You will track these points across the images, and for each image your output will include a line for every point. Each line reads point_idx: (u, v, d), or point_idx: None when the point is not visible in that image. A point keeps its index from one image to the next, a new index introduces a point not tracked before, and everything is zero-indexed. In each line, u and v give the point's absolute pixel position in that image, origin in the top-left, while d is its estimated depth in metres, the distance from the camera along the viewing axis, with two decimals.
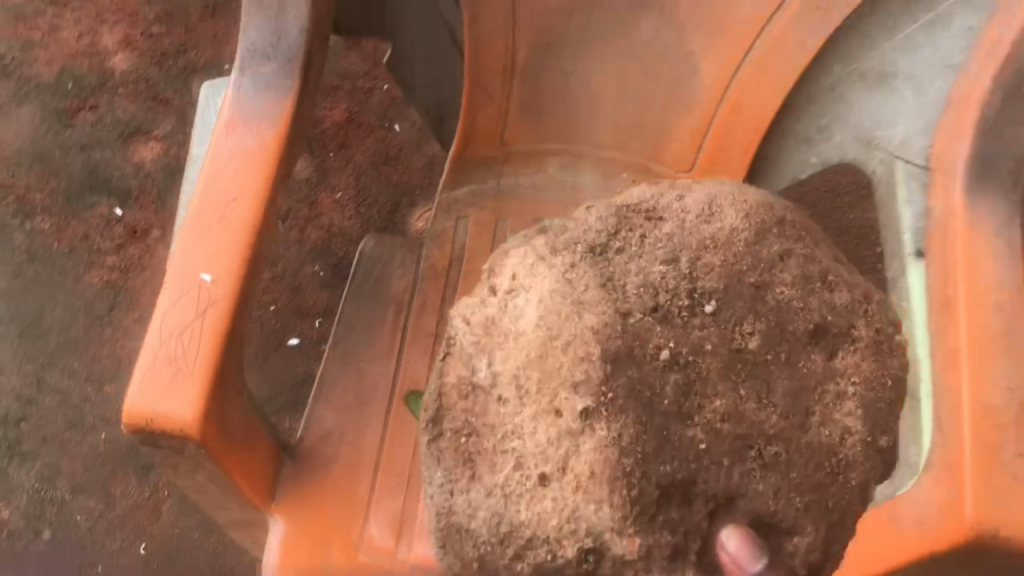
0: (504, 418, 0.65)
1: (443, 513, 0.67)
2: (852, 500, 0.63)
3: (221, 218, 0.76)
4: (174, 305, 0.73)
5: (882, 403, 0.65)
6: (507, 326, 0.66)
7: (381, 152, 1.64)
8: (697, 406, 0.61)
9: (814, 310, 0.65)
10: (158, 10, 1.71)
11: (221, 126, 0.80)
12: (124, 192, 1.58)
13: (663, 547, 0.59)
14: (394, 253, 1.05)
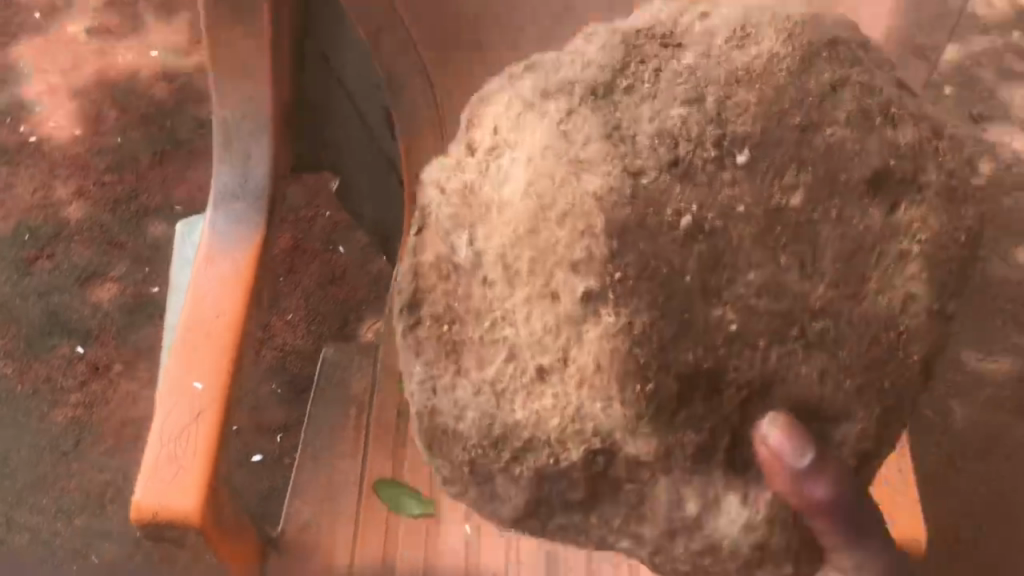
0: (493, 299, 0.60)
1: (425, 412, 0.62)
2: (912, 374, 0.59)
3: (208, 332, 0.88)
4: (170, 410, 0.83)
5: (953, 266, 0.59)
6: (489, 194, 0.61)
7: (327, 273, 1.76)
8: (730, 279, 0.56)
9: (873, 155, 0.58)
10: (108, 161, 1.83)
11: (202, 257, 0.93)
12: (85, 331, 1.66)
13: (687, 446, 0.56)
14: (352, 358, 1.19)
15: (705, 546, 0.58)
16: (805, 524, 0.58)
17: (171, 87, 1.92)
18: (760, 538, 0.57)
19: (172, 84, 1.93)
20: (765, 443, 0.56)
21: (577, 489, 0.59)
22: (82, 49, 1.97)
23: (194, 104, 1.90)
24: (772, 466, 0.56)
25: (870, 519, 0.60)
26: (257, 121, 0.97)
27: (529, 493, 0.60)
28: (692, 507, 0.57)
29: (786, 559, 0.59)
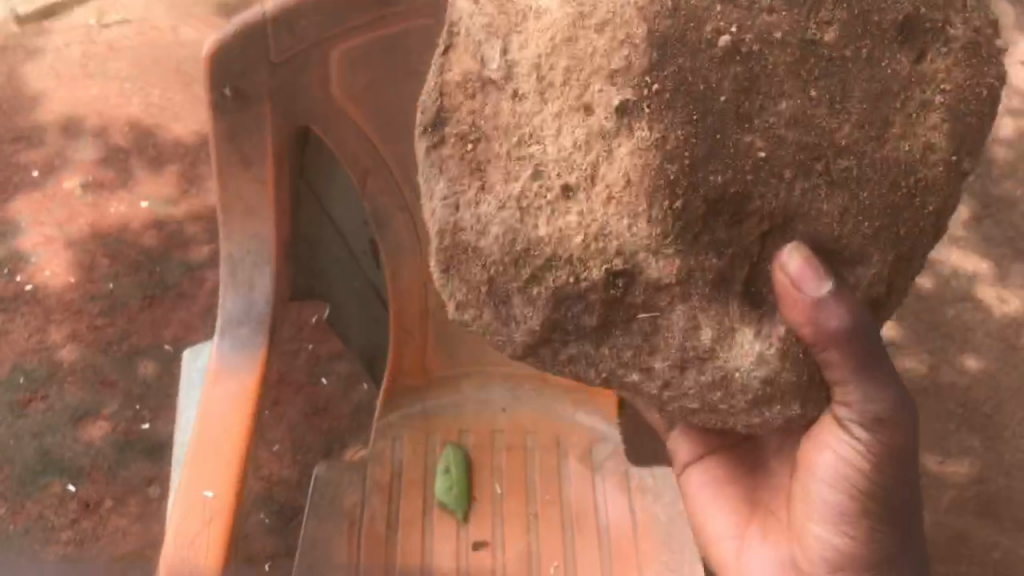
0: (522, 119, 0.85)
1: (447, 219, 0.89)
2: (925, 217, 0.80)
3: (214, 451, 1.08)
4: (184, 518, 1.03)
5: (972, 118, 0.79)
6: (525, 3, 0.85)
7: (311, 404, 1.81)
8: (768, 104, 0.77)
9: (904, 2, 0.78)
10: (100, 306, 1.89)
11: (211, 384, 1.15)
12: (76, 469, 1.71)
13: (710, 274, 0.80)
14: (342, 474, 1.31)
15: (714, 380, 0.83)
16: (818, 351, 0.79)
17: (160, 236, 2.00)
18: (770, 372, 0.81)
19: (161, 232, 2.01)
20: (784, 274, 0.78)
21: (590, 313, 0.85)
22: (75, 202, 2.04)
23: (182, 250, 1.99)
24: (790, 294, 0.78)
25: (872, 354, 0.79)
26: (261, 253, 1.24)
27: (545, 313, 0.86)
28: (706, 336, 0.82)
29: (793, 398, 0.82)
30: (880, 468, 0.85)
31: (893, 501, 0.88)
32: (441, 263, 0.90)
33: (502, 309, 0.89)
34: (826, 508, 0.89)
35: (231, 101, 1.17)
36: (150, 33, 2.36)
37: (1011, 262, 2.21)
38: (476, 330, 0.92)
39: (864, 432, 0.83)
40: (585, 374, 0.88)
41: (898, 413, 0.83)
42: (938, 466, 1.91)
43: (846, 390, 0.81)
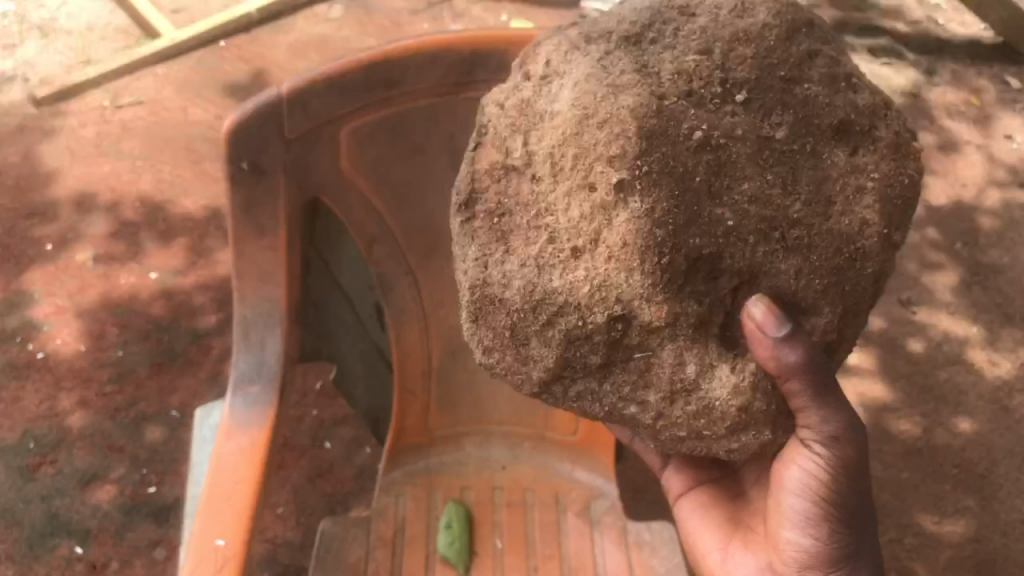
0: (539, 197, 0.95)
1: (475, 281, 0.96)
2: (864, 284, 0.93)
3: (229, 499, 1.13)
4: (195, 565, 1.07)
5: (898, 200, 0.94)
6: (542, 108, 0.95)
7: (315, 467, 1.82)
8: (734, 184, 0.89)
9: (838, 109, 0.93)
10: (109, 373, 1.94)
11: (223, 434, 1.20)
12: (83, 531, 1.74)
13: (692, 317, 0.90)
14: (347, 529, 1.33)
15: (698, 410, 0.91)
16: (782, 384, 0.89)
17: (168, 305, 2.06)
18: (744, 401, 0.90)
19: (169, 301, 2.07)
20: (750, 320, 0.88)
21: (596, 353, 0.93)
22: (87, 273, 2.10)
23: (190, 318, 2.04)
24: (757, 335, 0.88)
25: (827, 383, 0.89)
26: (271, 318, 1.30)
27: (559, 352, 0.94)
28: (691, 370, 0.91)
29: (764, 424, 0.92)
30: (837, 476, 0.95)
31: (851, 506, 0.99)
32: (470, 326, 0.98)
33: (521, 352, 0.96)
34: (795, 516, 1.00)
35: (248, 174, 1.25)
36: (161, 113, 2.46)
37: (1000, 327, 2.27)
38: (499, 373, 0.99)
39: (823, 447, 0.93)
40: (591, 408, 0.97)
41: (853, 430, 0.93)
42: (936, 525, 1.92)
43: (808, 415, 0.91)
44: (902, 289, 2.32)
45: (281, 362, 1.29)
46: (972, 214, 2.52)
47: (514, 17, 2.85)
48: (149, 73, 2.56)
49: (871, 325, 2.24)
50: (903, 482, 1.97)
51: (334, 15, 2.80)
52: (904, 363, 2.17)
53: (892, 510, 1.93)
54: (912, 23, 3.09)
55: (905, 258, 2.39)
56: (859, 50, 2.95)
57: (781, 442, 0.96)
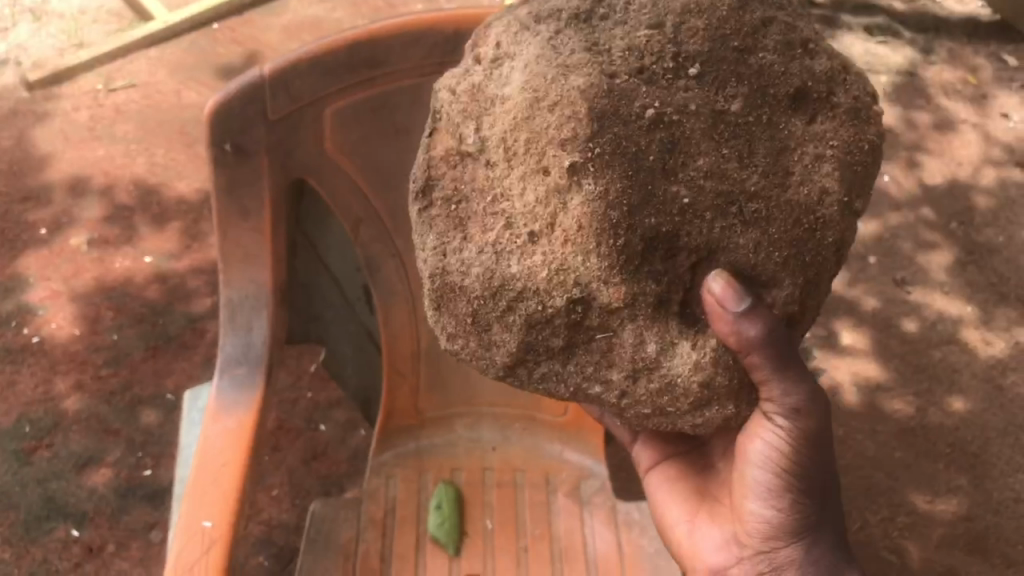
0: (494, 181, 0.97)
1: (436, 269, 0.99)
2: (827, 257, 0.94)
3: (215, 480, 1.14)
4: (183, 546, 1.08)
5: (858, 166, 0.94)
6: (492, 92, 0.97)
7: (310, 449, 1.82)
8: (689, 161, 0.91)
9: (794, 78, 0.93)
10: (104, 357, 1.95)
11: (210, 416, 1.21)
12: (79, 514, 1.75)
13: (650, 297, 0.93)
14: (338, 510, 1.35)
15: (660, 387, 0.95)
16: (743, 358, 0.91)
17: (163, 289, 2.06)
18: (706, 377, 0.93)
19: (164, 285, 2.07)
20: (711, 294, 0.90)
21: (557, 336, 0.96)
22: (81, 257, 2.10)
23: (185, 302, 2.05)
24: (717, 311, 0.90)
25: (787, 356, 0.91)
26: (257, 300, 1.30)
27: (521, 336, 0.97)
28: (651, 349, 0.94)
29: (728, 399, 0.95)
30: (798, 449, 0.97)
31: (813, 479, 1.00)
32: (436, 317, 1.02)
33: (485, 337, 0.99)
34: (758, 488, 1.01)
35: (231, 155, 1.26)
36: (155, 97, 2.45)
37: (995, 306, 2.27)
38: (465, 358, 1.02)
39: (784, 420, 0.95)
40: (556, 388, 1.00)
41: (814, 402, 0.95)
42: (928, 504, 1.93)
43: (769, 388, 0.93)
44: (896, 269, 2.32)
45: (268, 344, 1.29)
46: (968, 193, 2.51)
47: None
48: (142, 56, 2.55)
49: (866, 305, 2.24)
50: (896, 462, 1.98)
51: None
52: (897, 343, 2.18)
53: (884, 489, 1.94)
54: (910, 2, 3.07)
55: (899, 238, 2.38)
56: (855, 29, 2.93)
57: (743, 416, 0.98)
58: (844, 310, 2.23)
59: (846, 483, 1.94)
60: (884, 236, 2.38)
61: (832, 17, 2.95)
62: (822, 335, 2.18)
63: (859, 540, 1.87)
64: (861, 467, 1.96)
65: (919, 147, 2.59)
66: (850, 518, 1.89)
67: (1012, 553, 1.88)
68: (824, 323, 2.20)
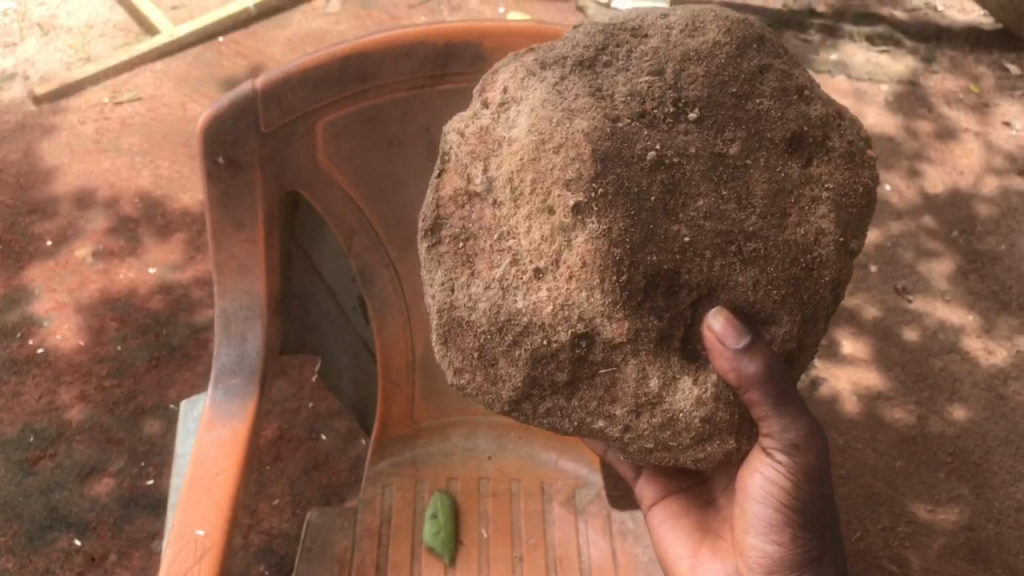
0: (501, 220, 0.98)
1: (445, 307, 1.00)
2: (824, 296, 0.96)
3: (209, 488, 1.15)
4: (176, 555, 1.09)
5: (853, 210, 0.97)
6: (500, 134, 0.99)
7: (311, 459, 1.83)
8: (690, 202, 0.93)
9: (791, 122, 0.96)
10: (108, 367, 1.97)
11: (204, 424, 1.22)
12: (82, 523, 1.77)
13: (652, 332, 0.93)
14: (333, 519, 1.37)
15: (663, 422, 0.95)
16: (743, 394, 0.91)
17: (167, 300, 2.08)
18: (707, 412, 0.94)
19: (168, 296, 2.09)
20: (711, 331, 0.91)
21: (562, 370, 0.97)
22: (87, 268, 2.13)
23: (188, 313, 2.07)
24: (717, 346, 0.90)
25: (787, 393, 0.91)
26: (252, 310, 1.33)
27: (526, 371, 0.98)
28: (654, 385, 0.94)
29: (728, 433, 0.95)
30: (798, 485, 0.97)
31: (813, 512, 1.01)
32: (444, 352, 1.02)
33: (491, 371, 1.00)
34: (759, 523, 1.02)
35: (224, 168, 1.28)
36: (160, 109, 2.48)
37: (996, 314, 2.27)
38: (471, 393, 1.03)
39: (783, 455, 0.96)
40: (560, 424, 1.01)
41: (813, 439, 0.95)
42: (929, 513, 1.93)
43: (768, 424, 0.93)
44: (897, 278, 2.32)
45: (263, 354, 1.32)
46: (970, 201, 2.51)
47: (512, 10, 2.85)
48: (147, 70, 2.58)
49: (867, 313, 2.24)
50: (896, 471, 1.98)
51: (331, 10, 2.81)
52: (898, 352, 2.18)
53: (884, 498, 1.94)
54: (911, 11, 3.07)
55: (901, 247, 2.38)
56: (857, 39, 2.94)
57: (744, 451, 0.98)
58: (845, 319, 2.23)
59: (846, 492, 1.94)
60: (885, 244, 2.38)
61: (834, 27, 2.96)
62: (822, 344, 2.18)
63: (860, 549, 1.87)
64: (861, 476, 1.97)
65: (921, 156, 2.60)
66: (850, 528, 1.89)
67: (1013, 562, 1.88)
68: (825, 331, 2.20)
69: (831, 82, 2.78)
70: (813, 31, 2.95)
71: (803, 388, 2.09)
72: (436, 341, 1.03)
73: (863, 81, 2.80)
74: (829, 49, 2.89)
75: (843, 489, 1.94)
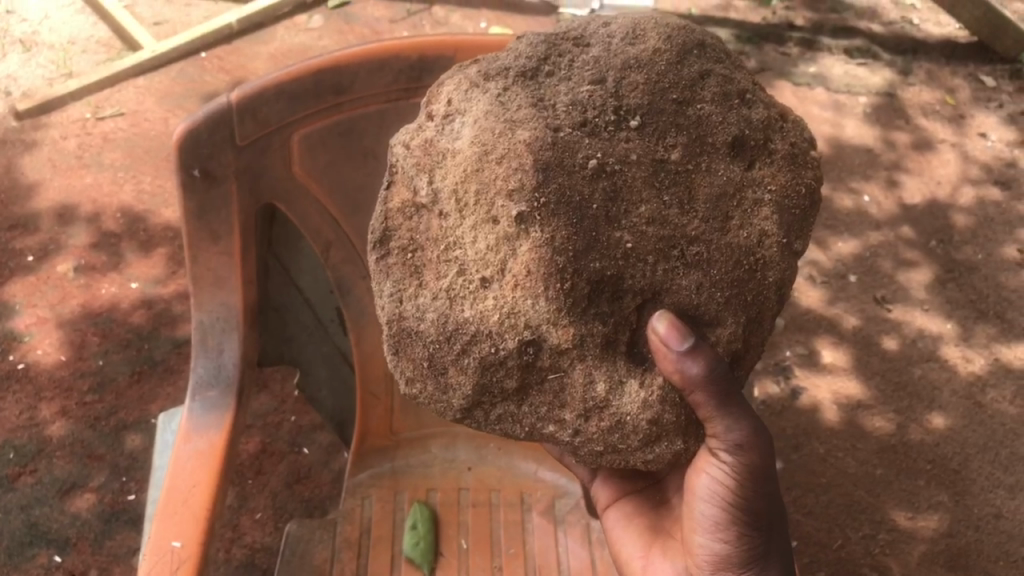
0: (447, 231, 1.00)
1: (394, 319, 1.02)
2: (769, 296, 0.98)
3: (184, 500, 1.16)
4: (151, 567, 1.09)
5: (797, 210, 0.99)
6: (443, 146, 1.00)
7: (293, 472, 1.83)
8: (633, 208, 0.94)
9: (732, 125, 0.98)
10: (89, 383, 1.97)
11: (180, 436, 1.23)
12: (62, 539, 1.76)
13: (597, 338, 0.95)
14: (313, 531, 1.37)
15: (611, 425, 0.97)
16: (687, 395, 0.93)
17: (149, 314, 2.08)
18: (654, 414, 0.96)
19: (149, 310, 2.09)
20: (655, 334, 0.93)
21: (511, 377, 0.98)
22: (68, 283, 2.13)
23: (170, 328, 2.06)
24: (661, 349, 0.92)
25: (731, 393, 0.93)
26: (228, 322, 1.34)
27: (475, 379, 0.99)
28: (601, 391, 0.96)
29: (676, 435, 0.97)
30: (744, 484, 0.99)
31: (761, 511, 1.02)
32: (395, 364, 1.03)
33: (440, 380, 1.01)
34: (706, 522, 1.03)
35: (199, 181, 1.30)
36: (143, 124, 2.47)
37: (974, 323, 2.30)
38: (424, 402, 1.04)
39: (729, 455, 0.97)
40: (512, 429, 1.02)
41: (758, 439, 0.96)
42: (909, 521, 1.94)
43: (713, 424, 0.95)
44: (877, 287, 2.34)
45: (238, 364, 1.33)
46: (948, 211, 2.53)
47: (493, 25, 2.88)
48: (129, 85, 2.57)
49: (847, 323, 2.26)
50: (877, 479, 1.99)
51: (314, 25, 2.83)
52: (878, 360, 2.19)
53: (865, 506, 1.95)
54: (888, 24, 3.10)
55: (880, 256, 2.40)
56: (835, 52, 2.97)
57: (692, 451, 1.00)
58: (826, 328, 2.24)
59: (828, 501, 1.95)
60: (864, 254, 2.40)
61: (812, 40, 2.99)
62: (802, 354, 2.19)
63: (841, 558, 1.88)
64: (842, 485, 1.98)
65: (898, 167, 2.63)
66: (832, 536, 1.91)
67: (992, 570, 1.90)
68: (806, 341, 2.22)
69: (810, 94, 2.81)
70: (792, 44, 2.98)
71: (783, 398, 2.10)
72: (388, 356, 1.04)
73: (841, 93, 2.83)
74: (808, 62, 2.92)
75: (825, 497, 1.95)
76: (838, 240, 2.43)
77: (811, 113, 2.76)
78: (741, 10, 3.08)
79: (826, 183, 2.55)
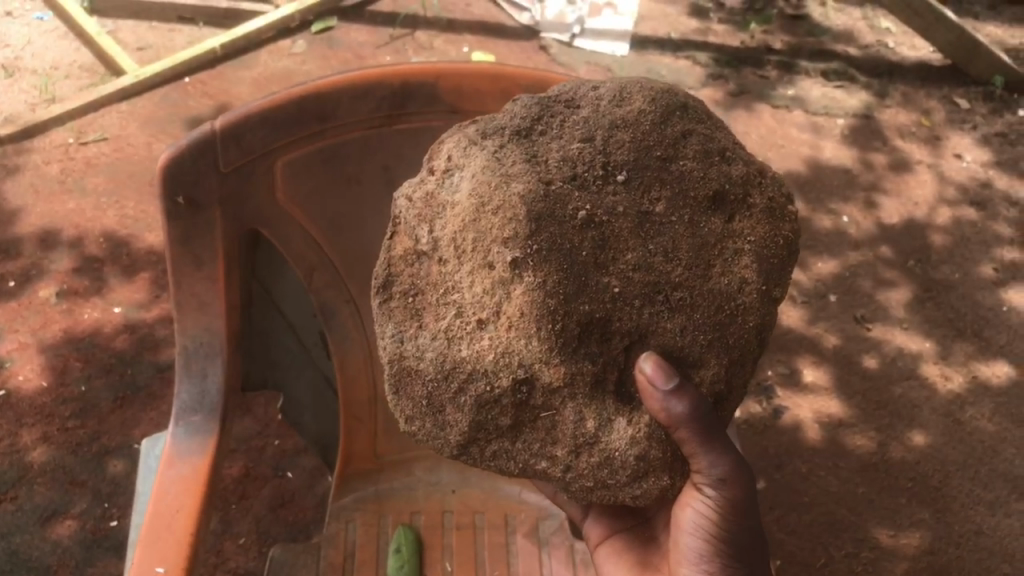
0: (445, 276, 1.02)
1: (395, 359, 1.03)
2: (749, 336, 0.99)
3: (167, 524, 1.16)
4: None
5: (775, 260, 1.00)
6: (443, 197, 1.02)
7: (277, 497, 1.83)
8: (620, 255, 0.97)
9: (713, 181, 1.00)
10: (71, 408, 1.96)
11: (163, 460, 1.24)
12: (43, 566, 1.75)
13: (588, 376, 0.97)
14: (297, 556, 1.37)
15: (601, 460, 0.98)
16: (673, 432, 0.95)
17: (132, 339, 2.08)
18: (642, 448, 0.97)
19: (132, 335, 2.09)
20: (641, 373, 0.94)
21: (505, 415, 1.00)
22: (50, 308, 2.12)
23: (153, 353, 2.06)
24: (647, 388, 0.93)
25: (715, 431, 0.94)
26: (212, 347, 1.35)
27: (471, 416, 1.01)
28: (591, 426, 0.97)
29: (662, 470, 0.98)
30: (727, 518, 1.00)
31: (743, 541, 1.03)
32: (397, 404, 1.05)
33: (439, 418, 1.03)
34: (691, 553, 1.04)
35: (183, 208, 1.30)
36: (126, 149, 2.48)
37: (953, 341, 2.33)
38: (422, 439, 1.06)
39: (712, 489, 0.98)
40: (506, 465, 1.04)
41: (739, 473, 0.98)
42: (891, 538, 1.96)
43: (697, 460, 0.96)
44: (857, 306, 2.36)
45: (224, 391, 1.33)
46: (925, 231, 2.57)
47: (475, 50, 2.91)
48: (112, 110, 2.57)
49: (828, 342, 2.28)
50: (859, 497, 2.01)
51: (297, 50, 2.84)
52: (859, 379, 2.21)
53: (847, 524, 1.97)
54: (864, 47, 3.16)
55: (859, 276, 2.43)
56: (813, 74, 3.02)
57: (677, 486, 1.01)
58: (806, 347, 2.26)
59: (810, 519, 1.96)
60: (843, 274, 2.43)
61: (790, 63, 3.04)
62: (783, 373, 2.21)
63: None
64: (825, 503, 1.99)
65: (877, 187, 2.67)
66: (814, 554, 1.91)
67: None
68: (787, 360, 2.23)
69: (788, 116, 2.85)
70: (770, 67, 3.02)
71: (765, 417, 2.12)
72: (390, 397, 1.05)
73: (819, 115, 2.87)
74: (787, 84, 2.96)
75: (808, 516, 1.96)
76: (818, 260, 2.45)
77: (790, 134, 2.79)
78: (720, 34, 3.12)
79: (806, 204, 2.58)
